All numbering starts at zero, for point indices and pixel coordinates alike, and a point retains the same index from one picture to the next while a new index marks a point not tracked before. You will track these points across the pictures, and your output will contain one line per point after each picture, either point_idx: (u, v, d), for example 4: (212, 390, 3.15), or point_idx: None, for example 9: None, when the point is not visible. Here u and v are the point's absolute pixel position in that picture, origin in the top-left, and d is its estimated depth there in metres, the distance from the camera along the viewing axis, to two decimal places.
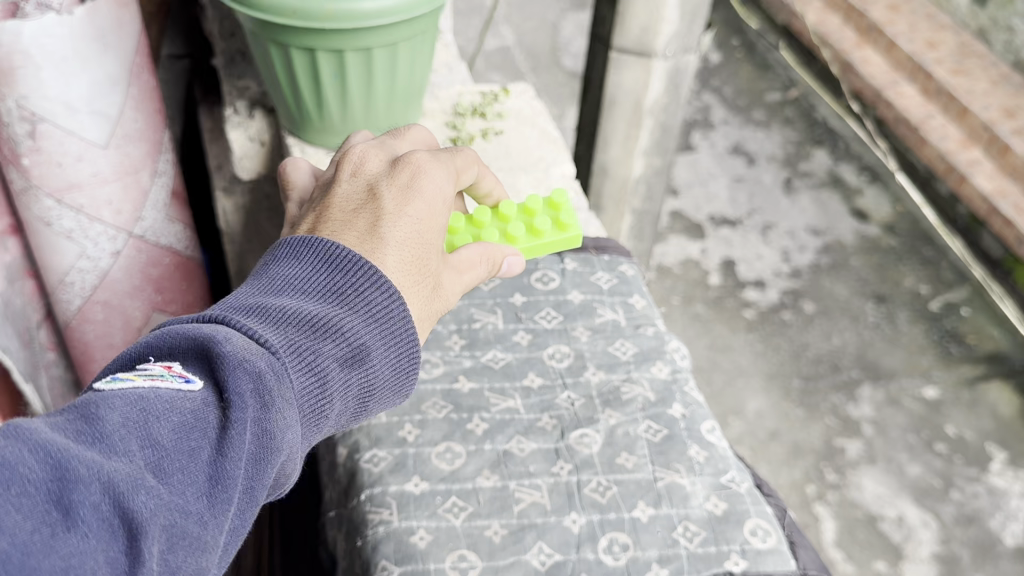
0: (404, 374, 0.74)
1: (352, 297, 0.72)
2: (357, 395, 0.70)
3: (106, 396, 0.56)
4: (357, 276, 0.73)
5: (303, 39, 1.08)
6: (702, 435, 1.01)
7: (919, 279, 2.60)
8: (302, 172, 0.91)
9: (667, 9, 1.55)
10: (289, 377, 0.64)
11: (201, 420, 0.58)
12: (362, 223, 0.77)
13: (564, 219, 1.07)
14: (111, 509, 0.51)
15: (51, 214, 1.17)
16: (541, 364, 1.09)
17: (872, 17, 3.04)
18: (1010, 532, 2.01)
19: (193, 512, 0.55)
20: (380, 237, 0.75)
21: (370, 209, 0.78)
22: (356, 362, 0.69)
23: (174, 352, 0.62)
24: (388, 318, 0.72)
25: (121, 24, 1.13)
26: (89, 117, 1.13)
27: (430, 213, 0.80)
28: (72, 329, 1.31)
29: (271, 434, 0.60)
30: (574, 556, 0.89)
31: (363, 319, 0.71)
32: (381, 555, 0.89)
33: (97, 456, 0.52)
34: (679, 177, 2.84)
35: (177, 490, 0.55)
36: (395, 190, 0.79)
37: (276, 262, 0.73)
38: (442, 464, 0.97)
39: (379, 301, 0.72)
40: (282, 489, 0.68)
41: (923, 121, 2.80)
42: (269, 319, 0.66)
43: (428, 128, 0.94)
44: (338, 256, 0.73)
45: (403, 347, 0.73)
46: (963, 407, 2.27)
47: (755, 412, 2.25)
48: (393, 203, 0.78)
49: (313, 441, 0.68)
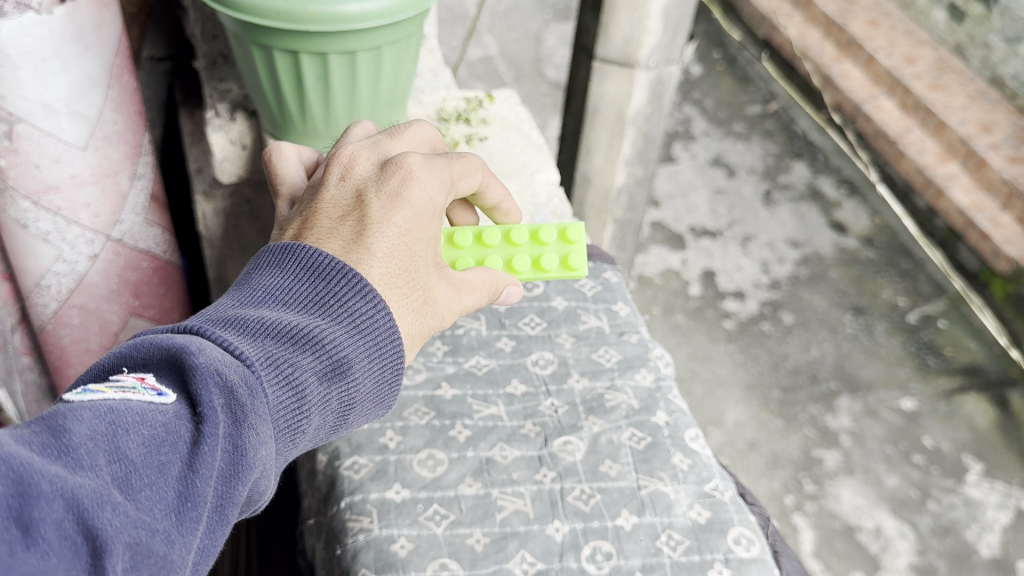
0: (385, 384, 0.73)
1: (333, 307, 0.70)
2: (337, 408, 0.69)
3: (74, 408, 0.54)
4: (339, 285, 0.71)
5: (285, 41, 1.07)
6: (685, 443, 1.01)
7: (897, 291, 2.63)
8: (290, 163, 0.89)
9: (650, 20, 1.55)
10: (265, 391, 0.62)
11: (172, 433, 0.56)
12: (348, 232, 0.75)
13: (571, 261, 0.99)
14: (74, 526, 0.49)
15: (28, 217, 1.16)
16: (524, 370, 1.09)
17: (851, 31, 2.70)
18: (986, 544, 2.04)
19: (160, 530, 0.53)
20: (366, 246, 0.74)
21: (357, 215, 0.76)
22: (336, 374, 0.68)
23: (147, 363, 0.60)
24: (372, 330, 0.71)
25: (103, 24, 1.11)
26: (68, 118, 1.11)
27: (419, 226, 0.77)
28: (48, 333, 1.29)
29: (244, 450, 0.59)
30: (557, 565, 0.88)
31: (345, 330, 0.70)
32: (361, 563, 0.87)
33: (61, 470, 0.50)
34: (660, 188, 2.86)
35: (144, 506, 0.53)
36: (383, 197, 0.77)
37: (258, 273, 0.72)
38: (424, 471, 0.96)
39: (361, 311, 0.71)
40: (257, 505, 0.66)
41: (901, 135, 2.61)
42: (245, 331, 0.64)
43: (430, 128, 0.92)
44: (321, 265, 0.72)
45: (384, 359, 0.72)
46: (939, 418, 2.29)
47: (733, 422, 2.26)
48: (380, 210, 0.76)
49: (290, 457, 0.66)
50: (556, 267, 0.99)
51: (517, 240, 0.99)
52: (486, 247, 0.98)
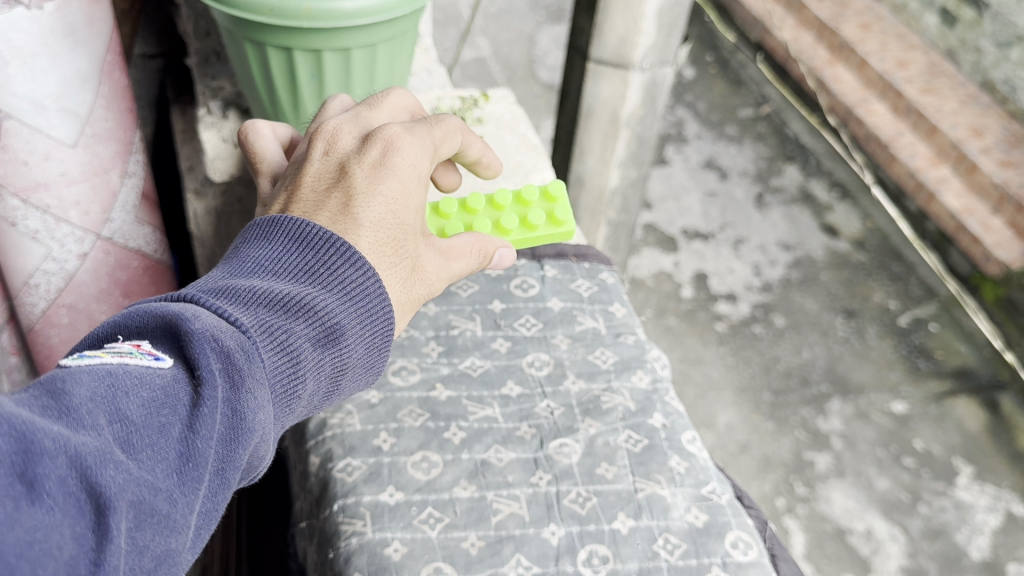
0: (377, 351, 0.71)
1: (324, 276, 0.69)
2: (330, 375, 0.67)
3: (72, 372, 0.52)
4: (328, 255, 0.70)
5: (279, 38, 1.06)
6: (683, 445, 1.00)
7: (888, 295, 2.62)
8: (266, 140, 0.88)
9: (644, 21, 1.54)
10: (260, 356, 0.60)
11: (171, 396, 0.54)
12: (334, 203, 0.74)
13: (558, 215, 1.06)
14: (77, 484, 0.47)
15: (16, 214, 1.14)
16: (520, 371, 1.07)
17: (844, 35, 2.81)
18: (976, 546, 2.04)
19: (162, 489, 0.51)
20: (354, 217, 0.73)
21: (341, 187, 0.75)
22: (331, 340, 0.66)
23: (142, 330, 0.58)
24: (366, 297, 0.70)
25: (93, 20, 1.10)
26: (58, 115, 1.10)
27: (406, 193, 0.76)
28: (36, 333, 1.28)
29: (243, 413, 0.57)
30: (553, 569, 0.87)
31: (337, 297, 0.68)
32: (354, 567, 0.86)
33: (63, 430, 0.48)
34: (653, 191, 2.86)
35: (146, 467, 0.51)
36: (368, 166, 0.76)
37: (248, 245, 0.70)
38: (418, 473, 0.94)
39: (353, 279, 0.70)
40: (255, 472, 0.64)
41: (893, 138, 2.68)
42: (238, 298, 0.62)
43: (405, 95, 0.90)
44: (309, 235, 0.70)
45: (377, 325, 0.71)
46: (930, 422, 2.29)
47: (725, 425, 2.25)
48: (366, 180, 0.75)
49: (287, 423, 0.64)
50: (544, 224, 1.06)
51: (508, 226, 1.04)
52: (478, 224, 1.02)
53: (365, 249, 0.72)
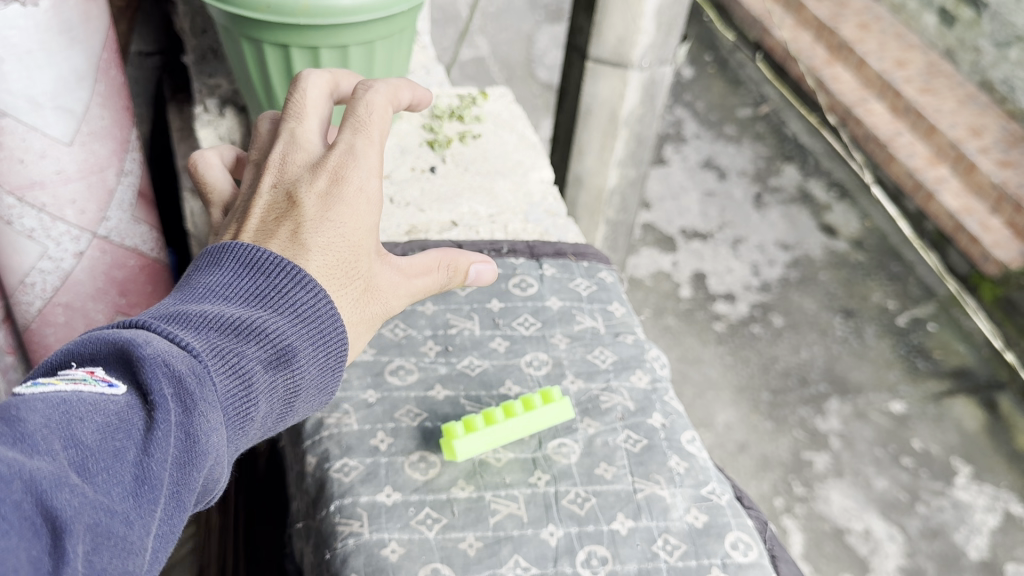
0: (328, 370, 0.70)
1: (274, 300, 0.68)
2: (281, 398, 0.66)
3: (25, 400, 0.51)
4: (279, 279, 0.69)
5: (276, 35, 1.05)
6: (683, 446, 1.00)
7: (885, 296, 2.60)
8: (215, 169, 0.86)
9: (643, 20, 1.54)
10: (212, 380, 0.59)
11: (126, 421, 0.53)
12: (284, 232, 0.73)
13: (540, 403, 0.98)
14: (33, 508, 0.45)
15: (11, 213, 1.14)
16: (519, 371, 1.06)
17: (843, 34, 2.89)
18: (974, 546, 2.03)
19: (118, 512, 0.50)
20: (303, 244, 0.72)
21: (291, 216, 0.74)
22: (281, 363, 0.65)
23: (95, 357, 0.56)
24: (316, 319, 0.69)
25: (89, 17, 1.09)
26: (54, 113, 1.10)
27: (357, 216, 0.75)
28: (32, 332, 1.27)
29: (198, 437, 0.55)
30: (552, 570, 0.86)
31: (288, 320, 0.67)
32: (351, 568, 0.85)
33: (18, 455, 0.46)
34: (652, 190, 2.86)
35: (101, 490, 0.50)
36: (318, 195, 0.75)
37: (197, 272, 0.69)
38: (415, 474, 0.93)
39: (303, 301, 0.69)
40: (209, 499, 0.62)
41: (892, 138, 2.69)
42: (189, 322, 0.61)
43: (324, 92, 0.85)
44: (260, 260, 0.70)
45: (329, 347, 0.70)
46: (929, 421, 2.29)
47: (724, 424, 2.25)
48: (317, 208, 0.74)
49: (240, 447, 0.63)
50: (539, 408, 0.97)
51: (536, 404, 0.97)
52: (502, 421, 0.94)
53: (319, 274, 0.71)
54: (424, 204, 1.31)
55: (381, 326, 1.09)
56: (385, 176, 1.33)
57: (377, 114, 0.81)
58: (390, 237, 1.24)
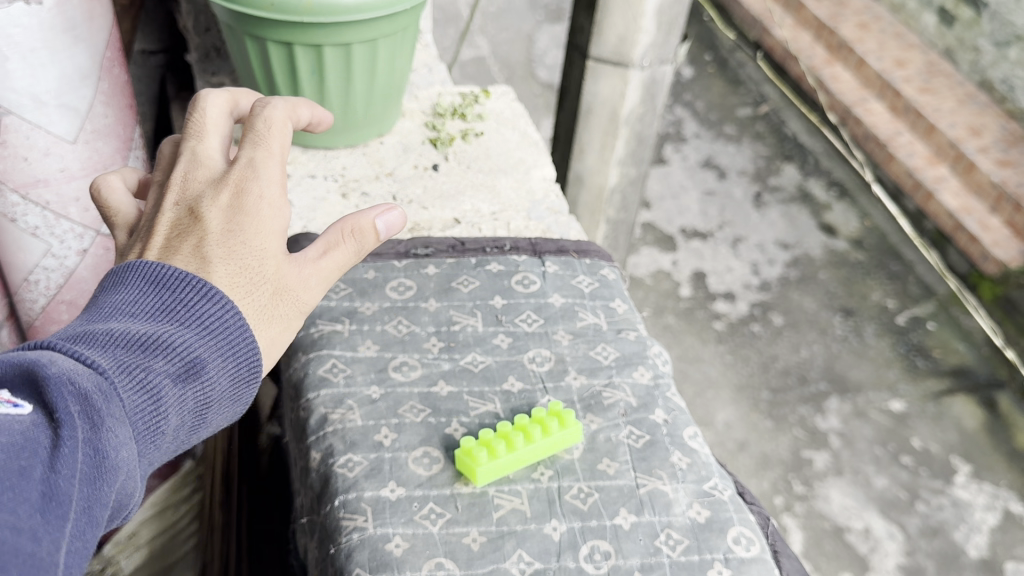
0: (244, 383, 0.67)
1: (181, 313, 0.64)
2: (194, 411, 0.64)
3: None
4: (185, 293, 0.65)
5: (280, 32, 1.06)
6: (684, 441, 1.00)
7: (886, 293, 2.61)
8: (118, 192, 0.77)
9: (644, 19, 1.54)
10: (118, 396, 0.57)
11: (28, 441, 0.51)
12: (187, 247, 0.68)
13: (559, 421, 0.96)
14: None
15: (16, 211, 1.14)
16: (521, 367, 1.06)
17: (842, 34, 2.90)
18: (974, 544, 2.04)
19: (24, 531, 0.48)
20: (207, 257, 0.67)
21: (194, 230, 0.69)
22: (193, 376, 0.63)
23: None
24: (227, 330, 0.65)
25: (93, 15, 1.10)
26: (58, 110, 1.11)
27: (261, 224, 0.70)
28: (36, 330, 1.27)
29: (105, 453, 0.54)
30: (555, 564, 0.86)
31: (197, 332, 0.64)
32: (356, 563, 0.85)
33: None
34: (652, 190, 2.86)
35: (4, 510, 0.48)
36: (221, 209, 0.70)
37: (101, 290, 0.65)
38: (419, 469, 0.94)
39: (212, 312, 0.65)
40: (122, 517, 0.59)
41: (891, 138, 2.70)
42: (95, 341, 0.59)
43: (222, 102, 0.79)
44: (164, 274, 0.65)
45: (243, 357, 0.66)
46: (928, 420, 2.29)
47: (724, 423, 2.26)
48: (220, 221, 0.69)
49: (151, 463, 0.60)
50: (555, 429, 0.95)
51: (553, 432, 0.95)
52: (517, 450, 0.93)
53: (224, 283, 0.66)
54: (427, 201, 1.31)
55: (385, 323, 1.10)
56: (387, 174, 1.34)
57: (275, 127, 0.75)
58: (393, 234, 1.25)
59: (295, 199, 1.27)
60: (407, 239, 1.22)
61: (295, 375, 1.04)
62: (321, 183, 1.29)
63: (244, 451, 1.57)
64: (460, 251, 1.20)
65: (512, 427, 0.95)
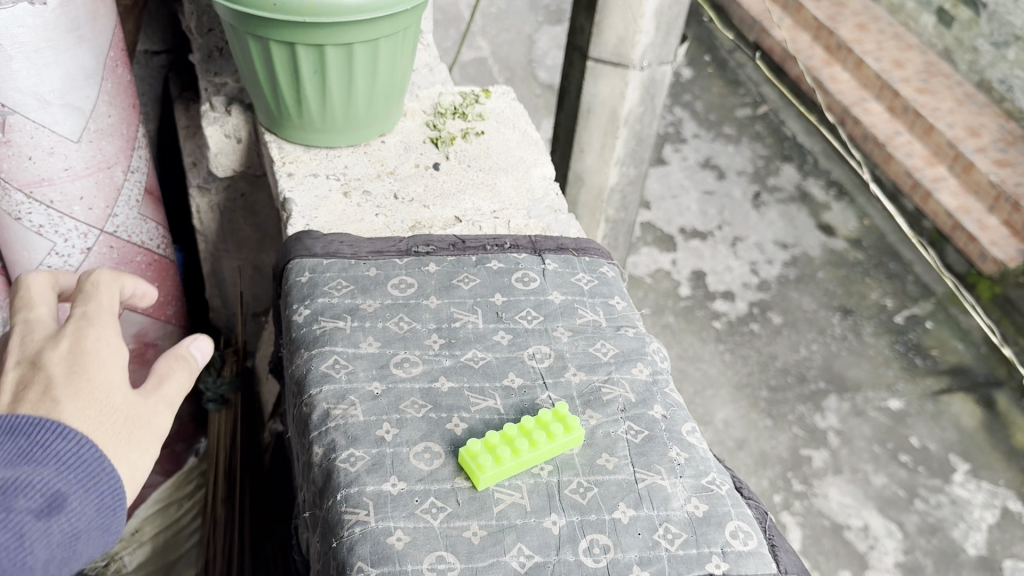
0: (106, 510, 0.70)
1: (35, 453, 0.68)
2: (62, 546, 0.67)
3: None
4: (38, 434, 0.68)
5: (283, 32, 1.07)
6: (683, 437, 1.01)
7: (885, 292, 2.62)
8: None
9: (643, 20, 1.56)
10: None
11: None
12: (33, 395, 0.71)
13: (565, 426, 0.96)
14: None
15: (20, 209, 1.21)
16: (522, 363, 1.08)
17: (841, 35, 2.94)
18: (972, 543, 2.05)
19: None
20: (56, 399, 0.71)
21: (39, 379, 0.72)
22: (56, 511, 0.67)
23: None
24: (82, 464, 0.69)
25: (96, 16, 1.15)
26: (62, 109, 1.16)
27: (103, 367, 0.74)
28: None
29: None
30: (555, 558, 0.88)
31: (53, 467, 0.68)
32: (358, 556, 0.87)
33: None
34: (651, 190, 2.88)
35: None
36: (63, 358, 0.74)
37: None
38: (420, 464, 0.95)
39: (65, 449, 0.69)
40: None
41: (889, 138, 2.72)
42: None
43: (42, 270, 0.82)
44: (15, 422, 0.69)
45: (103, 486, 0.70)
46: (927, 419, 2.30)
47: (723, 421, 2.27)
48: (63, 367, 0.73)
49: None
50: (561, 433, 0.96)
51: (558, 437, 0.96)
52: (522, 456, 0.93)
53: (76, 420, 0.70)
54: (427, 200, 1.32)
55: (386, 320, 1.10)
56: (389, 173, 1.35)
57: (104, 285, 0.81)
58: (394, 232, 1.26)
59: (297, 198, 1.28)
60: (408, 237, 1.23)
61: (298, 371, 1.05)
62: (323, 182, 1.30)
63: (245, 447, 1.63)
64: (461, 249, 1.21)
65: (517, 431, 0.96)
